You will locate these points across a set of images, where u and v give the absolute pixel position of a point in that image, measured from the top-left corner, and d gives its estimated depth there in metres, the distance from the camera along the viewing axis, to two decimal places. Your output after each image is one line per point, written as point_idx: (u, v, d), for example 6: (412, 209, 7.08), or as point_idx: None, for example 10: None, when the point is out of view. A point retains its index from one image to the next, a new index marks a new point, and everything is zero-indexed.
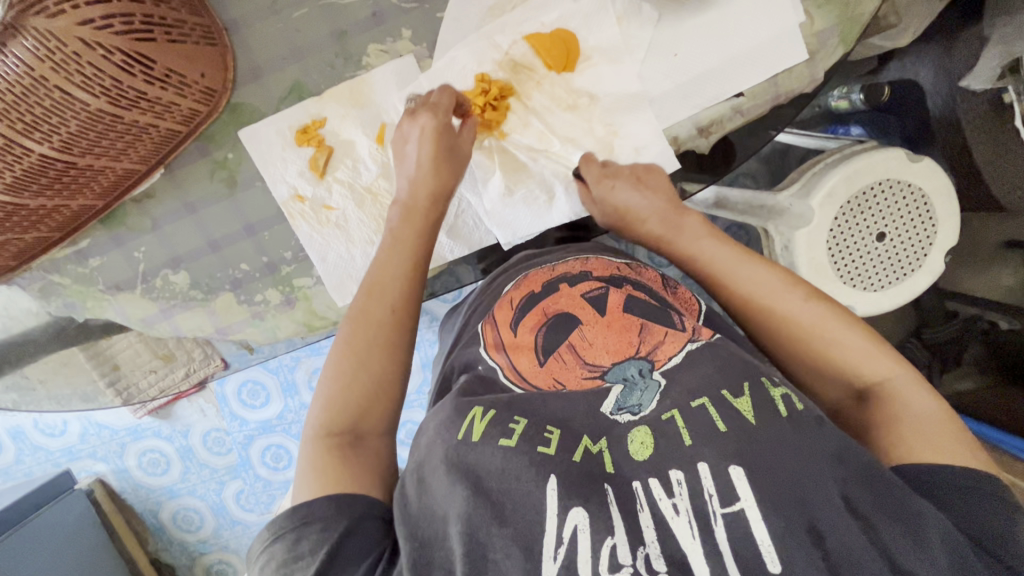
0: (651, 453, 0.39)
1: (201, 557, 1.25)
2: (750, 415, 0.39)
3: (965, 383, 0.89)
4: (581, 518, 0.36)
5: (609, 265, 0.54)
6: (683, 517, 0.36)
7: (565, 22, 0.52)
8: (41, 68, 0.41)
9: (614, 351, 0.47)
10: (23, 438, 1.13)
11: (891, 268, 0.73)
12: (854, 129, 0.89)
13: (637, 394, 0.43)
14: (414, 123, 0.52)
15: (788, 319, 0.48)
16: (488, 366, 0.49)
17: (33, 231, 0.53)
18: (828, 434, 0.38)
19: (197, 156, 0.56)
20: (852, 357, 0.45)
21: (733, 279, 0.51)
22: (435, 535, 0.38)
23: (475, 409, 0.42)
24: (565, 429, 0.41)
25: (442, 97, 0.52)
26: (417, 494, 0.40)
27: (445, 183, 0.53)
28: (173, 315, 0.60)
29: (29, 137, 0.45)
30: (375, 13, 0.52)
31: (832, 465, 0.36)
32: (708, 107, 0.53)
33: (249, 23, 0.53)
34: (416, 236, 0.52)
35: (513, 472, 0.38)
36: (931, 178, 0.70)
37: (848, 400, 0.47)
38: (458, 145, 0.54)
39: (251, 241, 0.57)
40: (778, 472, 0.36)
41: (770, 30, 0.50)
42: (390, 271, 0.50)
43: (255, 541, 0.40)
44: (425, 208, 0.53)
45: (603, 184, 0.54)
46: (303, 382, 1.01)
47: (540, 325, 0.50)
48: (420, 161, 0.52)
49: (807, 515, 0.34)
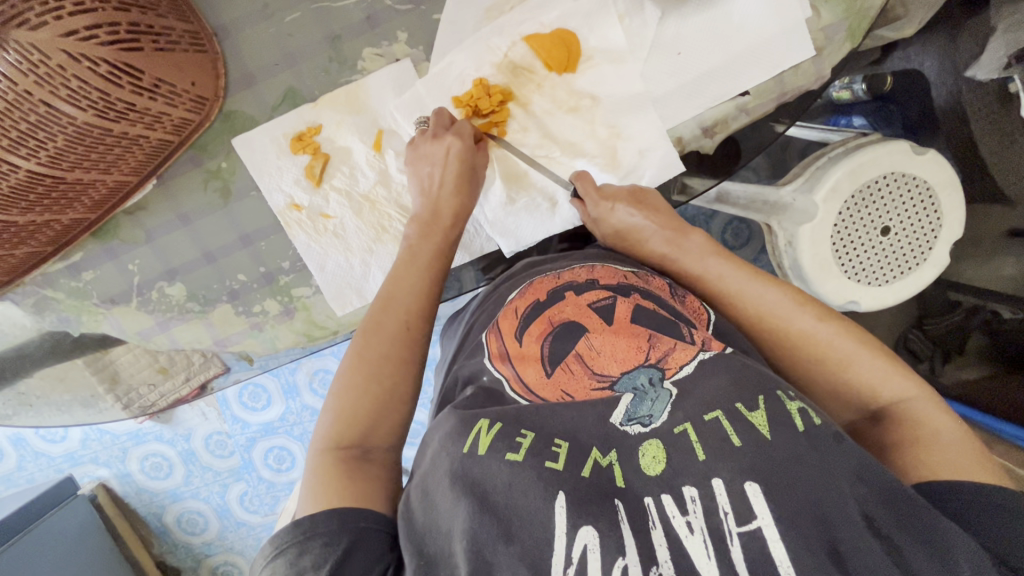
0: (664, 466, 0.38)
1: (206, 559, 1.25)
2: (765, 431, 0.38)
3: (966, 373, 0.87)
4: (591, 537, 0.35)
5: (616, 273, 0.53)
6: (698, 537, 0.34)
7: (564, 22, 0.51)
8: (25, 83, 0.40)
9: (622, 360, 0.45)
10: (24, 445, 1.11)
11: (897, 263, 0.72)
12: (856, 120, 0.85)
13: (648, 404, 0.42)
14: (436, 146, 0.52)
15: (804, 339, 0.48)
16: (494, 377, 0.48)
17: (24, 247, 0.52)
18: (847, 451, 0.37)
19: (191, 166, 0.54)
20: (871, 379, 0.46)
21: (746, 301, 0.51)
22: (442, 552, 0.37)
23: (482, 421, 0.41)
24: (574, 441, 0.40)
25: (463, 125, 0.53)
26: (422, 506, 0.39)
27: (465, 203, 0.53)
28: (171, 328, 0.59)
29: (14, 153, 0.44)
30: (369, 16, 0.51)
31: (853, 486, 0.35)
32: (713, 106, 0.52)
33: (239, 29, 0.52)
34: (434, 249, 0.52)
35: (521, 488, 0.37)
36: (938, 172, 0.68)
37: (862, 419, 0.47)
38: (477, 168, 0.54)
39: (247, 252, 0.56)
40: (798, 491, 0.35)
41: (776, 26, 0.49)
42: (408, 285, 0.50)
43: (258, 557, 0.38)
44: (446, 225, 0.53)
45: (601, 206, 0.53)
46: (304, 383, 1.00)
47: (546, 334, 0.48)
48: (446, 181, 0.52)
49: (826, 535, 0.33)
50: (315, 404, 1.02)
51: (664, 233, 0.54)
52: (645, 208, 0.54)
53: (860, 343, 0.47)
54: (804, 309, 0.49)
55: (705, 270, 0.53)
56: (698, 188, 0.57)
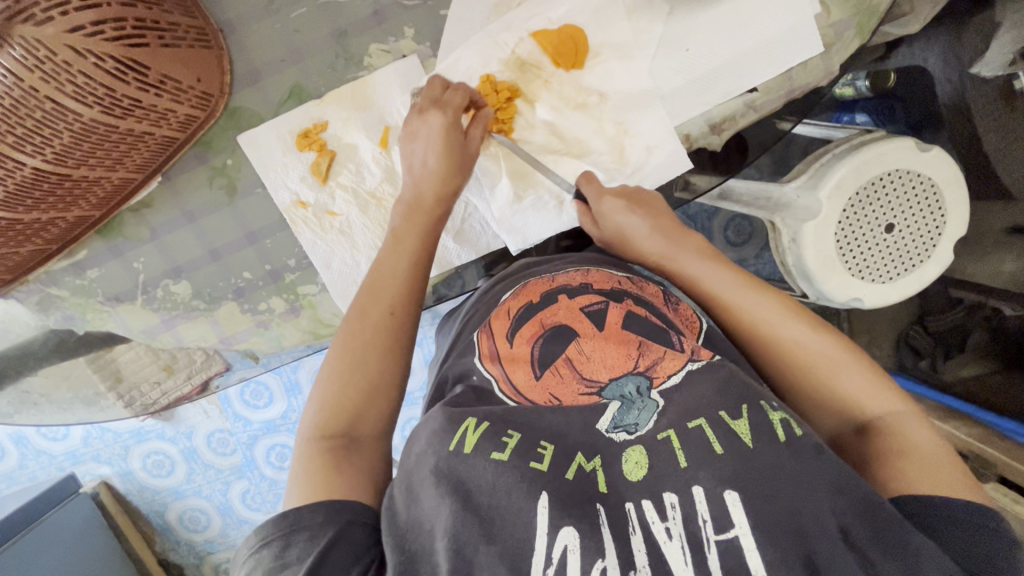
0: (645, 473, 0.38)
1: (208, 556, 1.25)
2: (747, 439, 0.37)
3: (969, 370, 0.86)
4: (571, 538, 0.35)
5: (610, 278, 0.52)
6: (677, 543, 0.34)
7: (572, 17, 0.51)
8: (30, 79, 0.40)
9: (612, 366, 0.45)
10: (26, 443, 1.11)
11: (902, 259, 0.71)
12: (860, 117, 0.85)
13: (634, 413, 0.41)
14: (423, 123, 0.51)
15: (795, 351, 0.47)
16: (483, 377, 0.47)
17: (28, 245, 0.52)
18: (827, 463, 0.36)
19: (195, 164, 0.54)
20: (862, 394, 0.45)
21: (740, 308, 0.49)
22: (423, 549, 0.36)
23: (468, 420, 0.40)
24: (559, 444, 0.40)
25: (453, 94, 0.51)
26: (405, 505, 0.38)
27: (452, 182, 0.51)
28: (176, 326, 0.58)
29: (20, 151, 0.43)
30: (376, 11, 0.51)
31: (831, 497, 0.35)
32: (721, 103, 0.51)
33: (245, 24, 0.51)
34: (419, 233, 0.51)
35: (504, 488, 0.37)
36: (942, 169, 0.68)
37: (848, 432, 0.45)
38: (466, 146, 0.52)
39: (253, 250, 0.56)
40: (779, 502, 0.35)
41: (785, 22, 0.49)
42: (390, 269, 0.49)
43: (243, 545, 0.38)
44: (430, 208, 0.51)
45: (603, 202, 0.52)
46: (307, 381, 1.00)
47: (536, 336, 0.48)
48: (428, 162, 0.51)
49: (803, 548, 0.33)
50: None
51: (661, 233, 0.52)
52: (636, 207, 0.52)
53: (853, 356, 0.46)
54: (797, 318, 0.47)
55: None
56: (704, 186, 0.57)
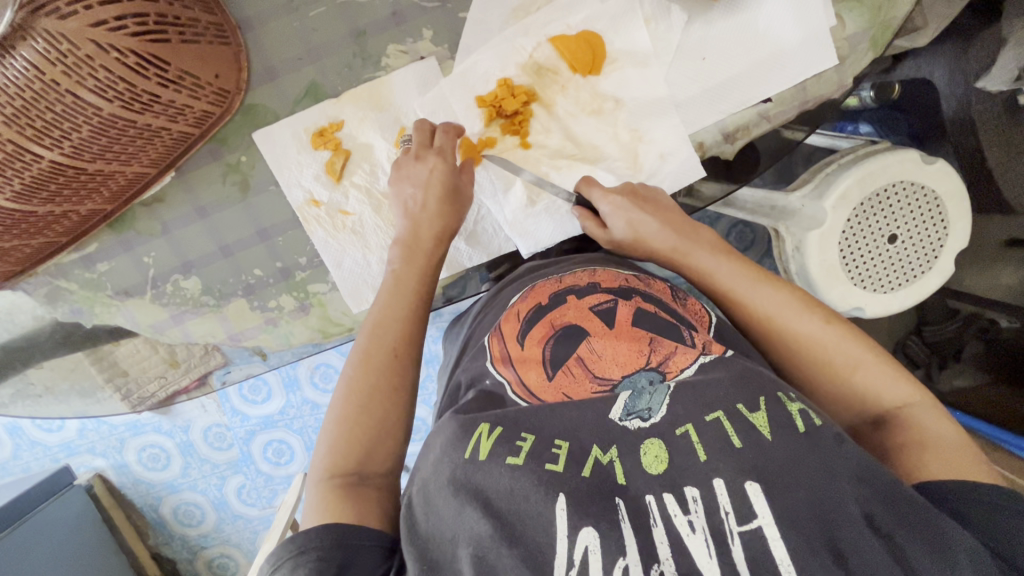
0: (666, 467, 0.37)
1: (202, 551, 1.25)
2: (766, 432, 0.38)
3: (962, 380, 0.87)
4: (592, 539, 0.35)
5: (617, 276, 0.53)
6: (700, 535, 0.34)
7: (591, 24, 0.51)
8: (52, 72, 0.40)
9: (624, 364, 0.45)
10: (20, 434, 1.09)
11: (902, 270, 0.72)
12: (863, 127, 0.83)
13: (646, 399, 0.41)
14: (422, 168, 0.51)
15: (809, 344, 0.48)
16: (496, 380, 0.47)
17: (39, 237, 0.52)
18: (848, 452, 0.37)
19: (209, 159, 0.54)
20: (873, 384, 0.46)
21: (750, 303, 0.50)
22: (444, 557, 0.37)
23: (482, 426, 0.40)
24: (574, 441, 0.40)
25: (445, 138, 0.52)
26: (424, 513, 0.39)
27: (449, 223, 0.53)
28: (185, 322, 0.58)
29: (38, 143, 0.43)
30: (394, 12, 0.51)
31: (854, 485, 0.35)
32: (735, 112, 0.52)
33: (263, 20, 0.51)
34: (418, 275, 0.52)
35: (522, 493, 0.37)
36: (944, 182, 0.69)
37: (865, 424, 0.47)
38: (462, 187, 0.53)
39: (265, 247, 0.56)
40: (797, 492, 0.35)
41: (801, 34, 0.49)
42: (393, 311, 0.50)
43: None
44: (426, 247, 0.52)
45: (607, 201, 0.52)
46: (306, 377, 0.99)
47: (547, 338, 0.48)
48: (427, 204, 0.52)
49: (827, 533, 0.34)
50: (316, 398, 1.01)
51: (671, 232, 0.52)
52: (640, 204, 0.52)
53: (865, 347, 0.46)
54: (807, 312, 0.48)
55: (709, 257, 0.52)
56: (707, 193, 0.56)
